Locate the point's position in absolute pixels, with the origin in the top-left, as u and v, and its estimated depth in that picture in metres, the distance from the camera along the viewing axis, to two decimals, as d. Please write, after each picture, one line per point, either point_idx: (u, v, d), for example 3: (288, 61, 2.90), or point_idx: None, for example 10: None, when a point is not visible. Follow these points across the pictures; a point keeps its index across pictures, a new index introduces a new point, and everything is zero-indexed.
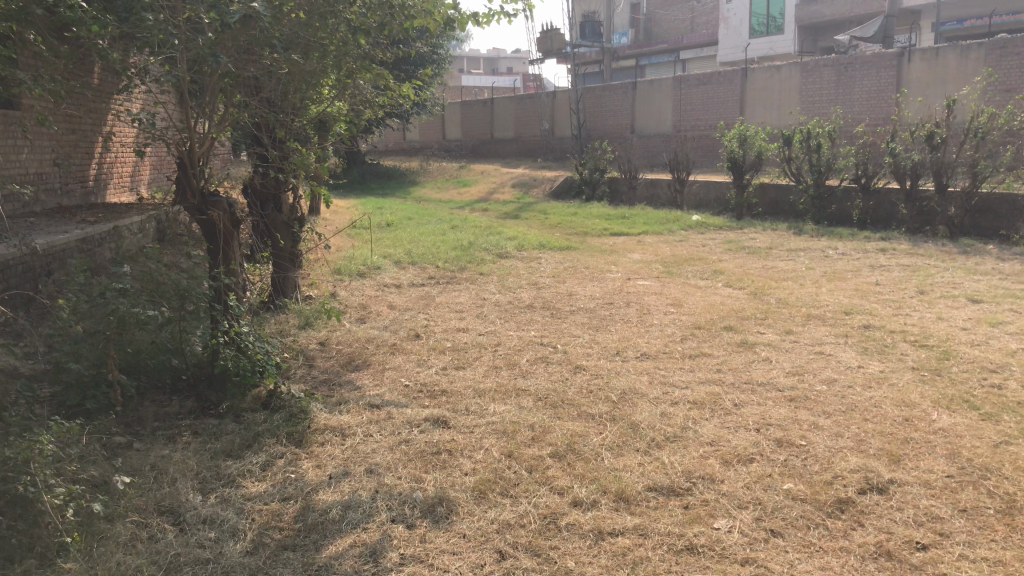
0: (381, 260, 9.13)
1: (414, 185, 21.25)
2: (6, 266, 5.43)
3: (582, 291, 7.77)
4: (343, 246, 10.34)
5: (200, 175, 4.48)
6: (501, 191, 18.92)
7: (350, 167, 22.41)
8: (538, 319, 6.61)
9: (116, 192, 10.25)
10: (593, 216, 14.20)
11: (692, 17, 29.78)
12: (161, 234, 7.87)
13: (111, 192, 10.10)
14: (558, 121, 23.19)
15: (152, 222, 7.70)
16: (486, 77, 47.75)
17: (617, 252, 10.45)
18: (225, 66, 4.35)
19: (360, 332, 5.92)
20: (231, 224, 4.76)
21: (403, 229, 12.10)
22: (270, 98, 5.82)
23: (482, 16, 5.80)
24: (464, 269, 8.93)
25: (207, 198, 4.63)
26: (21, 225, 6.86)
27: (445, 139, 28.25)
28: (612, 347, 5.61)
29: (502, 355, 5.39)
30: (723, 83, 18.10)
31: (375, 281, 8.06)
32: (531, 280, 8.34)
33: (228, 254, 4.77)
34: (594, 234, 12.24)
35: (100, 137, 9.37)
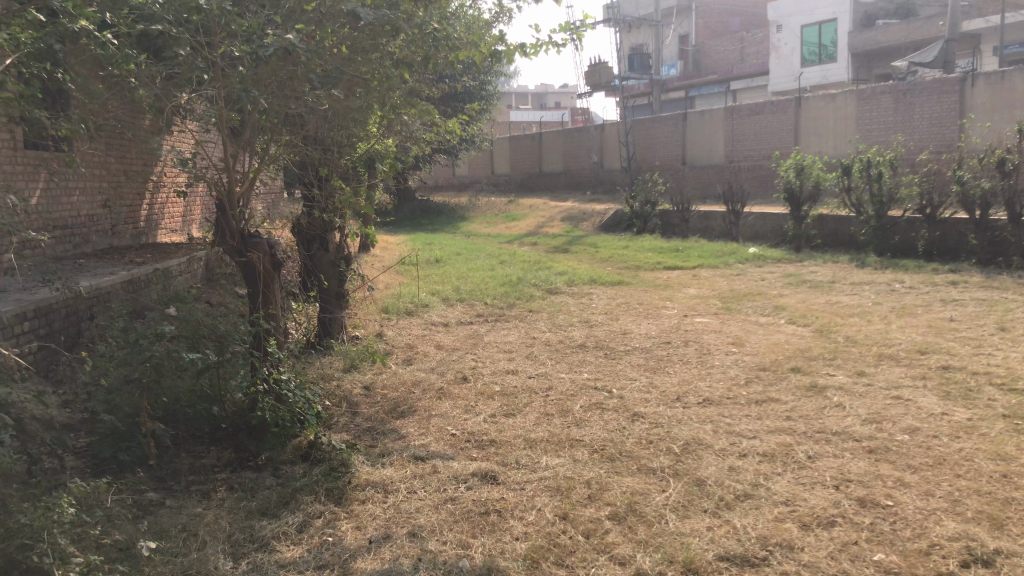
0: (429, 298, 8.92)
1: (463, 220, 21.15)
2: (48, 311, 5.32)
3: (636, 330, 7.45)
4: (390, 283, 10.17)
5: (240, 214, 4.30)
6: (551, 225, 18.70)
7: (399, 204, 22.42)
8: (591, 360, 6.31)
9: (167, 232, 10.25)
10: (646, 250, 13.87)
11: (742, 47, 29.46)
12: (208, 274, 7.77)
13: (161, 232, 10.09)
14: (608, 154, 22.95)
15: (198, 262, 7.61)
16: (535, 112, 47.90)
17: (671, 286, 10.11)
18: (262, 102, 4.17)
19: (406, 375, 5.67)
20: (272, 266, 4.55)
21: (451, 265, 11.91)
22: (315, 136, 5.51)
23: (529, 46, 5.60)
24: (514, 307, 8.67)
25: (247, 239, 4.44)
26: (68, 267, 6.80)
27: (494, 174, 28.21)
28: (671, 391, 5.28)
29: (554, 400, 5.10)
30: (777, 112, 17.70)
31: (422, 320, 7.83)
32: (583, 317, 8.05)
33: (268, 298, 4.58)
34: (647, 268, 11.91)
35: (150, 177, 9.38)
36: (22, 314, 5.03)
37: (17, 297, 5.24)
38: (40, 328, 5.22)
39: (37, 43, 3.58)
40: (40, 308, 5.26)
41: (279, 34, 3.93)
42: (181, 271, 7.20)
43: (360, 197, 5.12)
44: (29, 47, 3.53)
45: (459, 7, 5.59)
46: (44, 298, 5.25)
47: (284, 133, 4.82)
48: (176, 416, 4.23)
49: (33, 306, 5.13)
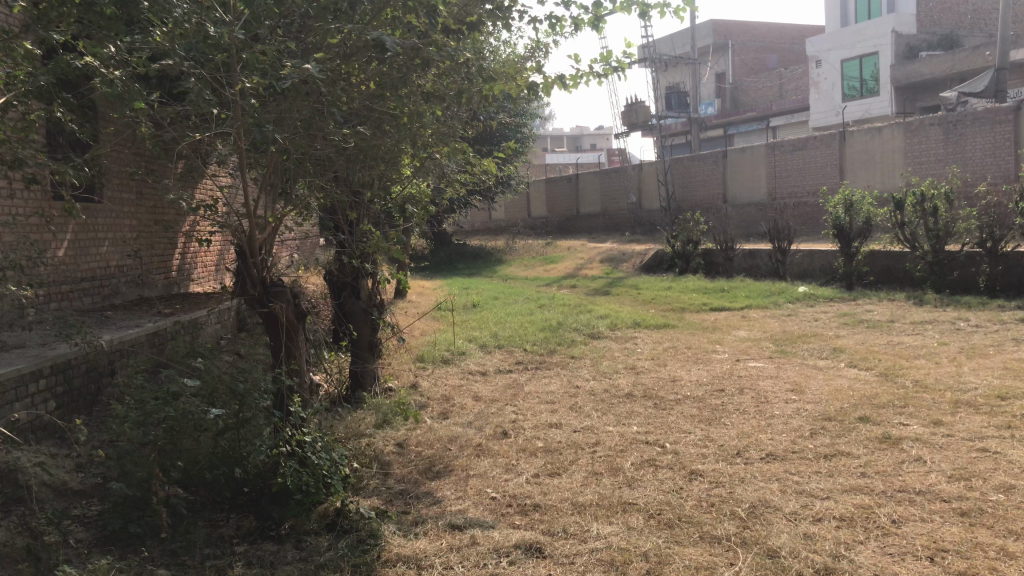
0: (466, 345, 8.58)
1: (500, 264, 20.90)
2: (67, 367, 5.06)
3: (687, 376, 7.02)
4: (427, 329, 9.86)
5: (263, 261, 4.01)
6: (590, 266, 18.34)
7: (437, 248, 22.26)
8: (640, 411, 5.88)
9: (200, 282, 10.09)
10: (689, 291, 13.43)
11: (780, 84, 29.13)
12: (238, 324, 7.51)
13: (194, 281, 9.93)
14: (646, 194, 22.60)
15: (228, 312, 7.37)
16: (571, 155, 47.87)
17: (720, 329, 9.67)
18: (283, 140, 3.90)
19: (443, 431, 5.30)
20: (296, 317, 4.25)
21: (489, 310, 11.60)
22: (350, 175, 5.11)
23: (568, 78, 5.33)
24: (556, 353, 8.28)
25: (269, 288, 4.15)
26: (94, 321, 6.58)
27: (531, 216, 28.01)
28: (730, 446, 4.84)
29: (602, 458, 4.69)
30: (820, 147, 17.26)
31: (459, 369, 7.48)
32: (629, 363, 7.64)
33: (292, 351, 4.26)
34: (692, 309, 11.48)
35: (183, 226, 9.23)
36: (38, 372, 4.77)
37: (35, 354, 5.00)
38: (58, 386, 4.96)
39: (38, 82, 3.36)
40: (59, 365, 5.00)
41: (297, 67, 3.67)
42: (209, 322, 6.95)
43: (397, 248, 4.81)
44: (30, 87, 3.30)
45: (493, 40, 5.33)
46: (61, 355, 4.99)
47: (310, 175, 4.56)
48: (194, 482, 3.90)
49: (50, 363, 4.87)
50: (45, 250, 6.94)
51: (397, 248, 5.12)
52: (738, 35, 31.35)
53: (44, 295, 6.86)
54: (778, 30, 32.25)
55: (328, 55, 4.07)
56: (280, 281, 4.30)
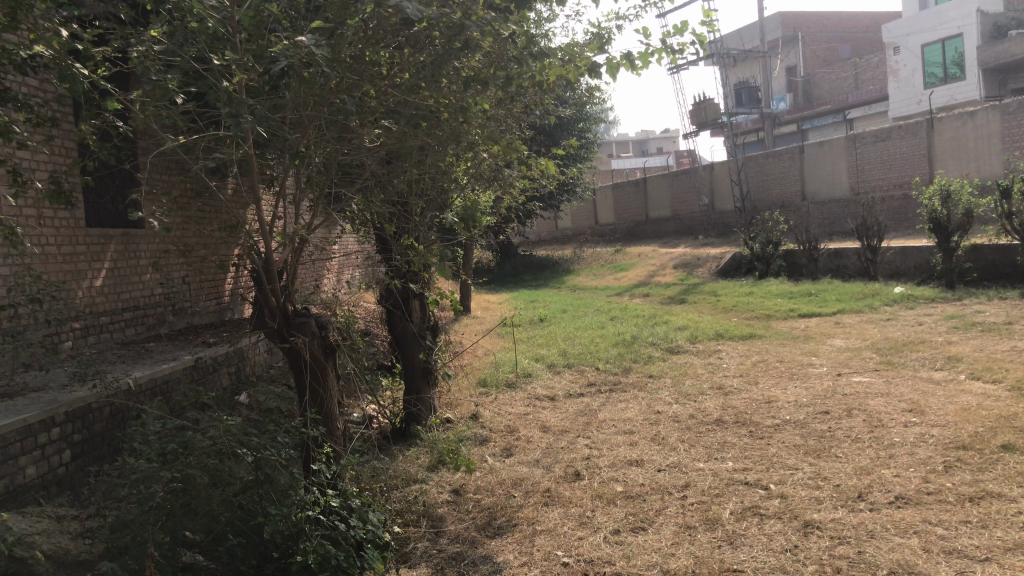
0: (532, 365, 7.89)
1: (569, 274, 20.19)
2: (85, 413, 4.52)
3: (783, 397, 6.19)
4: (491, 349, 9.20)
5: (288, 286, 3.40)
6: (663, 273, 17.48)
7: (503, 261, 21.68)
8: (733, 442, 5.10)
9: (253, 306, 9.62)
10: (773, 296, 12.48)
11: (856, 74, 27.79)
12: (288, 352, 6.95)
13: (247, 306, 9.46)
14: (718, 196, 21.60)
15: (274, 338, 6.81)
16: (636, 160, 46.97)
17: (813, 338, 8.77)
18: (293, 139, 3.28)
19: (505, 472, 4.61)
20: (323, 350, 3.58)
21: (557, 324, 10.91)
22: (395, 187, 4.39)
23: (636, 57, 4.60)
24: (631, 372, 7.51)
25: (292, 319, 3.48)
26: (129, 356, 6.06)
27: (599, 224, 27.21)
28: (849, 487, 4.03)
29: (694, 507, 3.94)
30: (906, 137, 16.09)
31: (525, 393, 6.79)
32: (714, 382, 6.84)
33: (321, 392, 3.60)
34: (779, 316, 10.58)
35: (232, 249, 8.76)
36: (50, 420, 4.23)
37: (49, 398, 4.48)
38: (75, 434, 4.43)
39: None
40: (76, 409, 4.47)
41: (303, 45, 3.05)
42: (254, 351, 6.40)
43: (438, 262, 4.11)
44: None
45: (547, 20, 4.64)
46: (78, 399, 4.47)
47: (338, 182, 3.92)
48: (211, 553, 3.27)
49: (64, 409, 4.34)
50: (81, 280, 6.49)
51: (444, 264, 4.46)
52: (808, 26, 30.08)
53: (80, 329, 6.42)
54: (850, 18, 30.81)
55: (349, 38, 3.46)
56: (305, 309, 3.64)
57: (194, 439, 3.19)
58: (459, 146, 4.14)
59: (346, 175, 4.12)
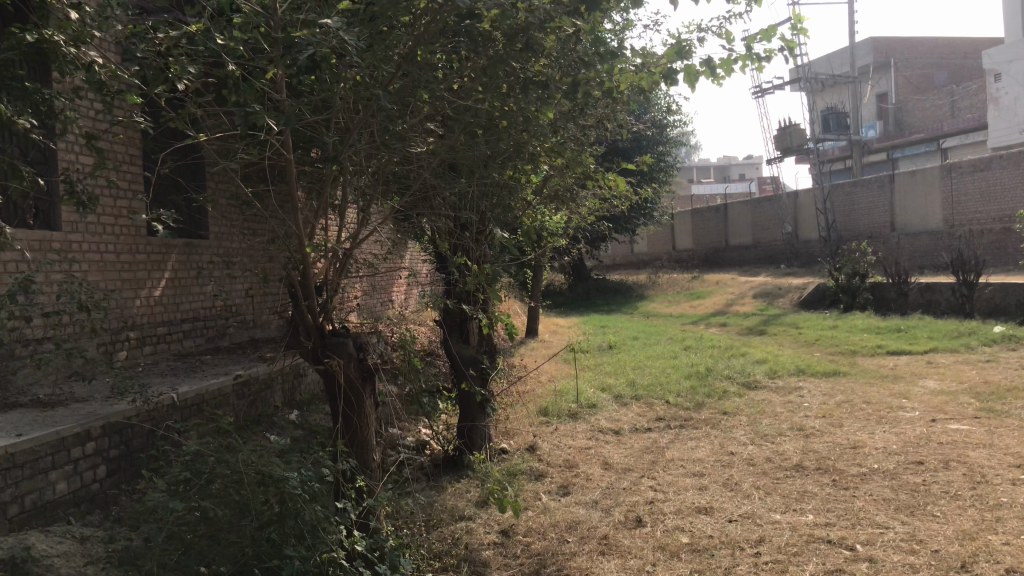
0: (598, 395, 7.51)
1: (643, 300, 19.67)
2: (125, 428, 4.32)
3: (871, 443, 5.67)
4: (556, 376, 8.83)
5: (330, 302, 3.11)
6: (742, 303, 16.84)
7: (576, 284, 21.27)
8: (814, 492, 4.62)
9: None
10: (858, 331, 11.80)
11: (952, 103, 26.62)
12: None
13: None
14: (802, 224, 20.82)
15: None
16: (716, 186, 46.08)
17: (904, 377, 8.16)
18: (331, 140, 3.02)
19: (560, 513, 4.24)
20: (361, 375, 3.27)
21: (627, 352, 10.48)
22: (452, 200, 4.09)
23: (717, 66, 4.22)
24: (703, 408, 7.05)
25: (329, 339, 3.18)
26: (182, 369, 5.89)
27: (676, 250, 26.58)
28: (950, 554, 3.53)
29: (769, 567, 3.50)
30: (1009, 167, 15.23)
31: (588, 425, 6.41)
32: (794, 422, 6.34)
33: (357, 422, 3.28)
34: (866, 353, 9.94)
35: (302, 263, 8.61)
36: (85, 434, 4.03)
37: (88, 410, 4.29)
38: (112, 449, 4.22)
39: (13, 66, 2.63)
40: (114, 424, 4.27)
41: (342, 36, 2.78)
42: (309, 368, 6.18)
43: (490, 284, 3.74)
44: None
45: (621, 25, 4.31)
46: (117, 413, 4.26)
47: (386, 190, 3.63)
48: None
49: (100, 424, 4.14)
50: (139, 290, 6.39)
51: (497, 284, 4.16)
52: (902, 52, 29.00)
53: (137, 339, 6.30)
54: (948, 45, 29.55)
55: (397, 33, 3.19)
56: (345, 329, 3.34)
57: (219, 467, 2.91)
58: (519, 157, 3.86)
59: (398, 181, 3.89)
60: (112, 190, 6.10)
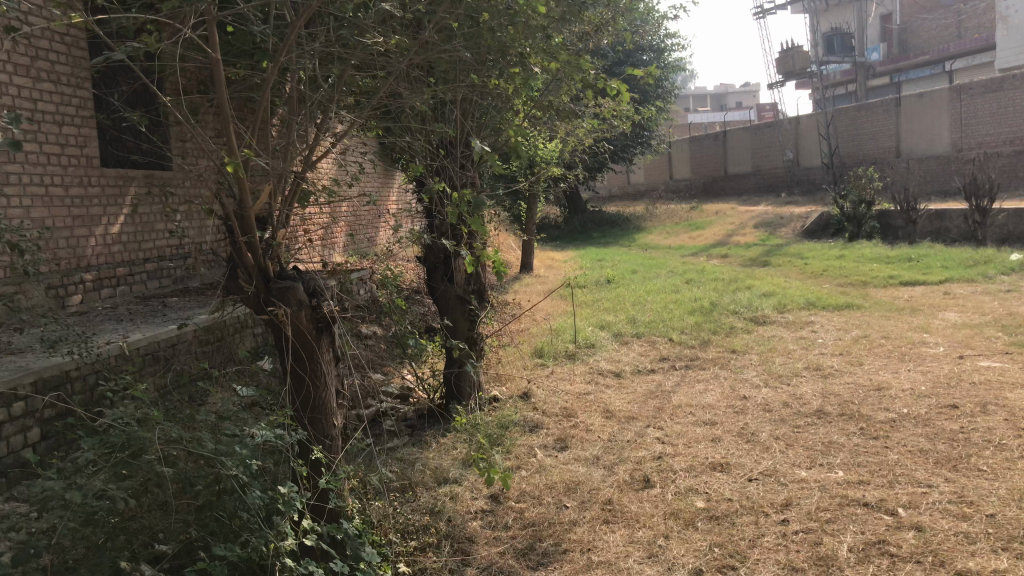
0: (596, 333, 7.02)
1: (639, 231, 19.10)
2: (63, 384, 3.78)
3: (896, 384, 5.18)
4: (552, 313, 8.33)
5: (276, 236, 2.55)
6: (743, 233, 16.28)
7: (571, 217, 20.65)
8: (840, 443, 4.13)
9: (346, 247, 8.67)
10: (867, 261, 11.27)
11: (959, 22, 25.59)
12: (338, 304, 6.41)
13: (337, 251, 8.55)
14: (804, 150, 20.13)
15: None
16: (713, 114, 45.02)
17: (922, 310, 7.66)
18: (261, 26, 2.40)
19: (557, 473, 3.75)
20: (316, 326, 2.68)
21: (626, 287, 9.97)
22: (425, 111, 3.48)
23: None
24: (710, 346, 6.56)
25: (274, 284, 2.60)
26: (140, 314, 5.33)
27: (673, 180, 25.89)
28: (1008, 520, 3.04)
29: (800, 537, 3.01)
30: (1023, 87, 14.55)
31: (586, 367, 5.92)
32: (810, 361, 5.84)
33: (315, 386, 2.71)
34: (877, 283, 9.42)
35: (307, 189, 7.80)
36: (12, 394, 3.50)
37: (19, 364, 3.75)
38: (48, 410, 3.70)
39: None
40: (50, 381, 3.73)
41: None
42: None
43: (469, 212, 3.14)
44: None
45: None
46: (51, 367, 3.72)
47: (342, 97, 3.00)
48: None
49: (31, 381, 3.60)
50: (93, 227, 5.80)
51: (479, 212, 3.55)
52: None
53: (92, 281, 5.73)
54: None
55: None
56: (297, 271, 2.75)
57: (147, 436, 2.37)
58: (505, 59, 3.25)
59: (364, 87, 3.33)
60: (54, 115, 5.48)
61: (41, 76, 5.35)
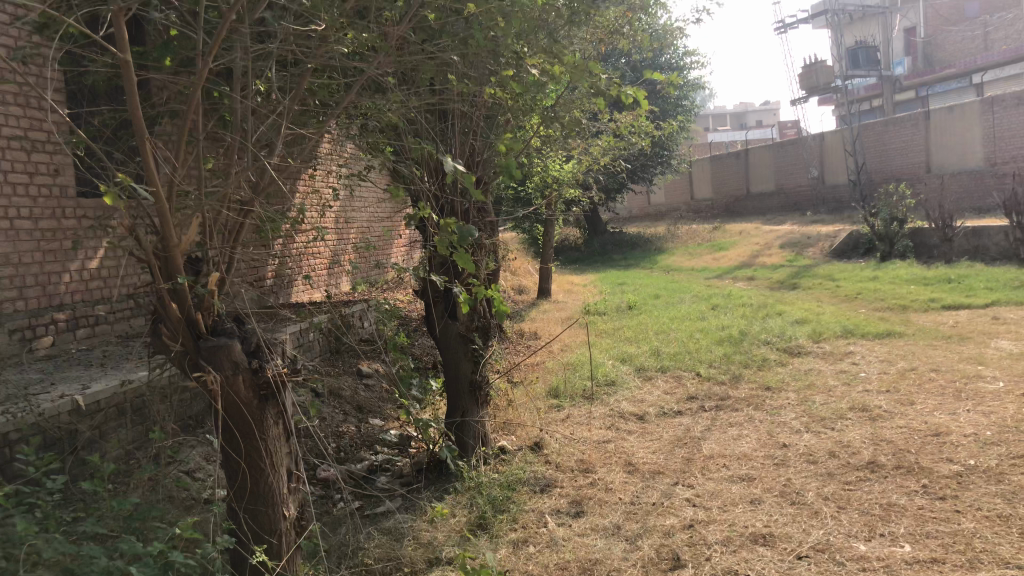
0: (615, 368, 6.46)
1: (661, 253, 18.52)
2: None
3: (956, 427, 4.57)
4: (570, 346, 7.79)
5: (207, 289, 2.08)
6: (769, 254, 15.68)
7: (590, 239, 20.10)
8: (902, 505, 3.53)
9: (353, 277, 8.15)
10: (903, 283, 10.63)
11: (985, 34, 24.78)
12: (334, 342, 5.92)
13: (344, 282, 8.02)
14: (829, 168, 19.51)
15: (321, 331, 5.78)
16: (733, 133, 44.39)
17: (971, 337, 7.05)
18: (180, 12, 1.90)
19: (569, 550, 3.18)
20: (259, 396, 2.17)
21: (648, 313, 9.41)
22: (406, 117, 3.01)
23: None
24: (741, 382, 5.96)
25: (206, 345, 2.11)
26: (112, 359, 4.80)
27: (695, 200, 25.32)
28: None
29: None
30: None
31: (606, 409, 5.35)
32: (856, 400, 5.25)
33: (261, 470, 2.21)
34: (917, 308, 8.80)
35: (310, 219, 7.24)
36: None
37: None
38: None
39: None
40: None
41: None
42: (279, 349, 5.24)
43: (448, 234, 2.61)
44: None
45: None
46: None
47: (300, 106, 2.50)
48: None
49: None
50: (69, 263, 5.28)
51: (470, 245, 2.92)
52: None
53: (66, 321, 5.21)
54: None
55: None
56: (241, 327, 2.24)
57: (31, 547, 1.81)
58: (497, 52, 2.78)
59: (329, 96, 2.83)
60: (22, 143, 4.97)
61: (6, 101, 4.86)
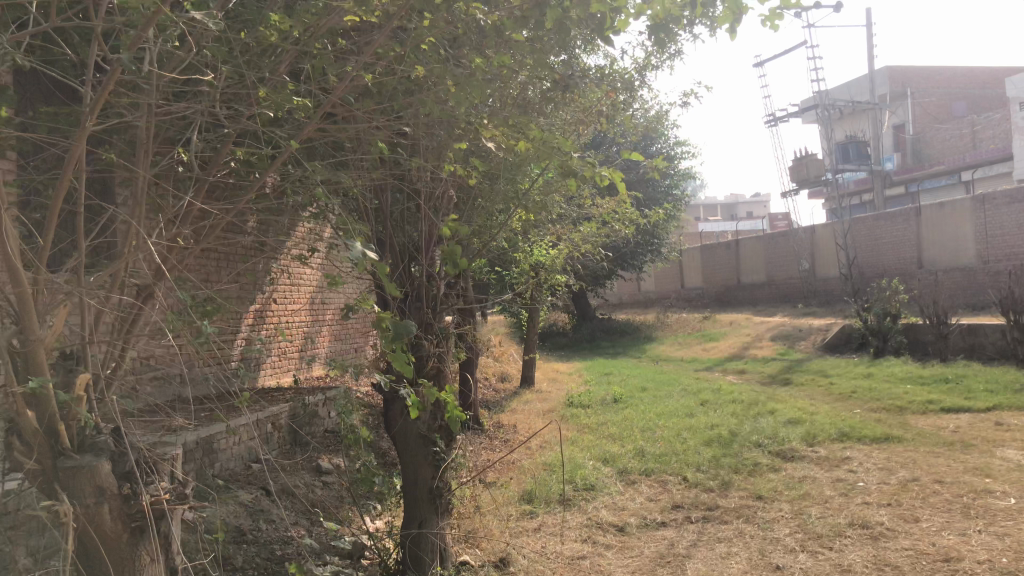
0: (596, 470, 6.01)
1: (650, 342, 18.17)
2: None
3: (967, 552, 4.13)
4: (549, 442, 7.33)
5: (71, 396, 1.78)
6: (760, 346, 15.34)
7: (579, 325, 19.77)
8: None
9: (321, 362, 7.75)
10: (899, 381, 10.25)
11: (973, 132, 25.02)
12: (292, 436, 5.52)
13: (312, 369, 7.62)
14: (820, 261, 19.37)
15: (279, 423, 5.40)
16: (724, 223, 44.57)
17: (974, 445, 6.63)
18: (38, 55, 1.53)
19: None
20: (123, 528, 1.87)
21: (634, 408, 8.97)
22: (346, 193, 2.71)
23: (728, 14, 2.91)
24: (730, 490, 5.51)
25: (64, 467, 1.80)
26: None
27: (685, 288, 25.12)
28: None
29: None
30: None
31: (582, 519, 4.89)
32: (855, 515, 4.81)
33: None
34: (915, 410, 8.39)
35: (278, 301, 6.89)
36: None
37: None
38: None
39: None
40: None
41: None
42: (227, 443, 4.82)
43: (384, 335, 2.23)
44: None
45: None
46: None
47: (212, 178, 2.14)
48: None
49: None
50: None
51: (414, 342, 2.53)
52: (918, 81, 27.56)
53: None
54: (966, 74, 28.14)
55: None
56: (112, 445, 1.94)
57: None
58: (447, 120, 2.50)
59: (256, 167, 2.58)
60: None
61: None
